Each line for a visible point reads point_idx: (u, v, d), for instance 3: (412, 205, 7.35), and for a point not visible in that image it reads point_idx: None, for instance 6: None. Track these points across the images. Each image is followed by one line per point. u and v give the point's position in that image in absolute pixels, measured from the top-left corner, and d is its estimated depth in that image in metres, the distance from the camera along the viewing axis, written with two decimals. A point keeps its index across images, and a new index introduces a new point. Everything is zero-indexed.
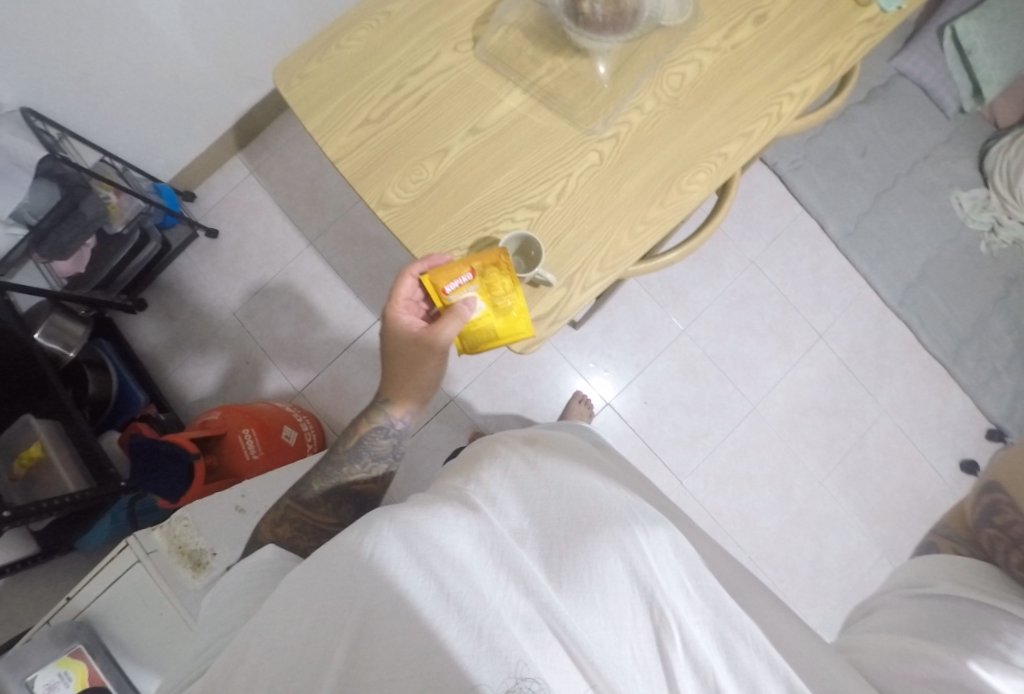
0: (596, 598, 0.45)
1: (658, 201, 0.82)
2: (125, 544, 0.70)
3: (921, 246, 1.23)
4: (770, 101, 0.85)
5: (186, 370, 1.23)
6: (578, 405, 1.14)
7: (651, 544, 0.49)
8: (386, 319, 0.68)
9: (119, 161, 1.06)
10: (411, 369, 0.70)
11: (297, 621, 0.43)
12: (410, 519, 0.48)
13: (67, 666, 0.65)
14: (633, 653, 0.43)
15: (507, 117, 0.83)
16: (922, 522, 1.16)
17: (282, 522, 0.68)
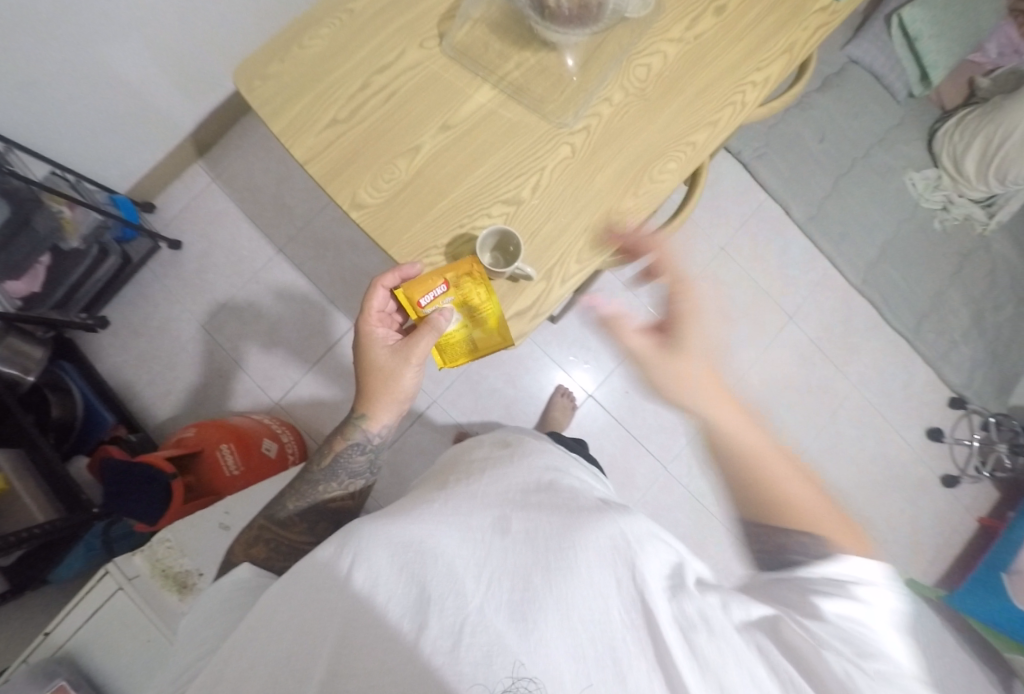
0: (581, 573, 0.44)
1: (631, 191, 0.83)
2: (106, 569, 0.68)
3: (880, 226, 1.27)
4: (734, 90, 0.87)
5: (156, 388, 1.18)
6: (561, 398, 1.17)
7: (628, 527, 0.50)
8: (359, 335, 0.70)
9: (71, 173, 1.02)
10: (385, 383, 0.69)
11: (278, 636, 0.43)
12: (389, 524, 0.48)
13: None
14: (622, 620, 0.42)
15: (477, 112, 0.83)
16: (895, 490, 1.19)
17: (256, 543, 0.64)
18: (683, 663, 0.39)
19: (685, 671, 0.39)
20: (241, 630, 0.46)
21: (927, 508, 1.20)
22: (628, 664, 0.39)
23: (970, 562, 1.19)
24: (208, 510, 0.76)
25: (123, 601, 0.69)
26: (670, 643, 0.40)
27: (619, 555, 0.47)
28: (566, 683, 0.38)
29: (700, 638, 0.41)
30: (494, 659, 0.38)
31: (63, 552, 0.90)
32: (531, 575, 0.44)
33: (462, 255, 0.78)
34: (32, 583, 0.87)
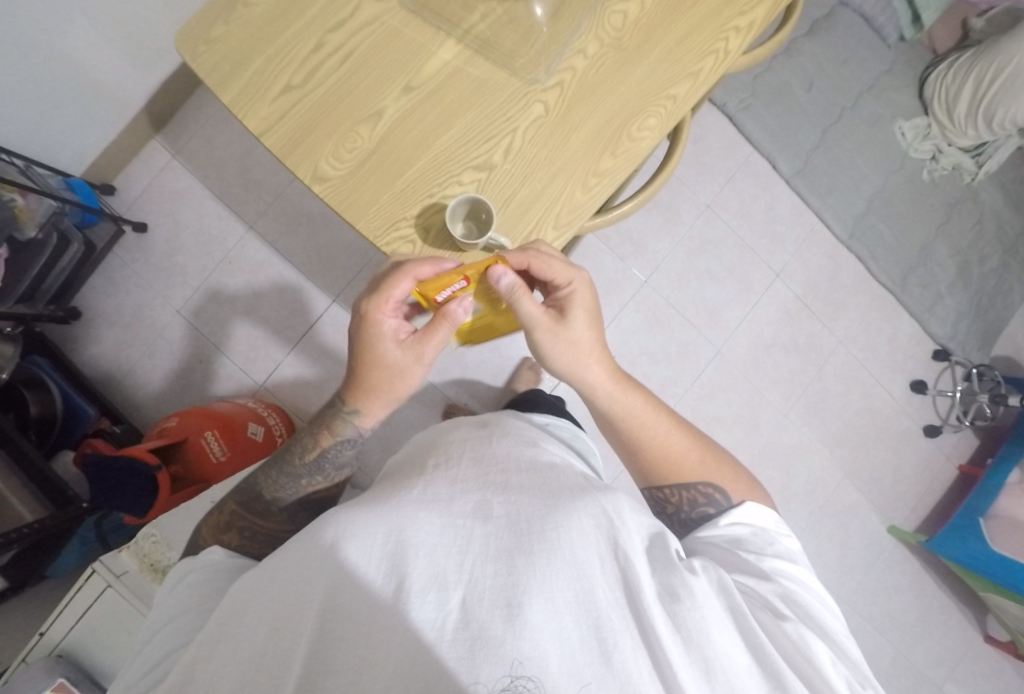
0: (568, 557, 0.44)
1: (609, 151, 0.79)
2: (91, 570, 0.66)
3: (868, 178, 1.24)
4: (716, 36, 0.83)
5: (135, 375, 1.16)
6: (528, 369, 1.17)
7: (610, 502, 0.49)
8: (364, 324, 0.62)
9: (19, 158, 0.95)
10: (384, 380, 0.64)
11: (254, 632, 0.42)
12: (363, 513, 0.46)
13: None
14: (607, 598, 0.43)
15: (443, 70, 0.78)
16: (879, 442, 1.21)
17: (228, 528, 0.62)
18: (667, 639, 0.42)
19: (669, 648, 0.42)
20: (212, 622, 0.45)
21: (910, 459, 1.22)
22: (613, 644, 0.41)
23: (950, 507, 1.22)
24: (193, 501, 0.75)
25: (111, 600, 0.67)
26: (654, 621, 0.43)
27: (602, 531, 0.46)
28: (554, 668, 0.39)
29: (682, 609, 0.44)
30: (481, 649, 0.39)
31: (57, 546, 0.89)
32: (513, 558, 0.44)
33: (433, 224, 0.75)
34: (30, 578, 0.87)
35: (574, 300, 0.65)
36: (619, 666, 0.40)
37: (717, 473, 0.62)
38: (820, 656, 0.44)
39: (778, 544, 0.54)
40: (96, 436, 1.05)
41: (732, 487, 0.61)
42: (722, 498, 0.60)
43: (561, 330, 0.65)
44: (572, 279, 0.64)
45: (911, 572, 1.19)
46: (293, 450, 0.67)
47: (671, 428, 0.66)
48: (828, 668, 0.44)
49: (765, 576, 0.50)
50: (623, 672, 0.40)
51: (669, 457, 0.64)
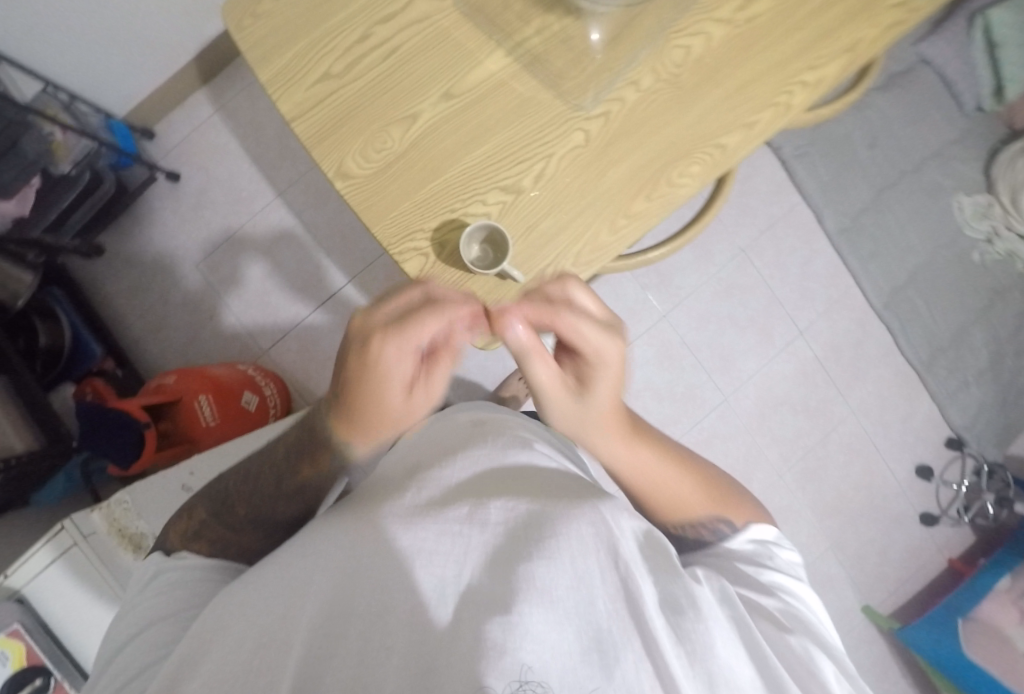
0: (566, 561, 0.41)
1: (644, 193, 0.77)
2: (60, 525, 0.64)
3: (914, 248, 1.20)
4: (780, 88, 0.78)
5: (145, 322, 1.17)
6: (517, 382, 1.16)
7: (607, 511, 0.47)
8: (370, 365, 0.46)
9: (64, 92, 0.97)
10: (386, 430, 0.51)
11: (232, 646, 0.37)
12: (345, 535, 0.44)
13: (1, 648, 0.59)
14: (606, 608, 0.40)
15: (487, 81, 0.75)
16: (871, 519, 1.18)
17: (197, 537, 0.54)
18: (671, 652, 0.40)
19: (674, 661, 0.40)
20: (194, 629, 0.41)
21: (900, 543, 1.19)
22: (615, 657, 0.38)
23: (932, 598, 1.19)
24: (171, 472, 0.75)
25: (72, 561, 0.65)
26: (657, 633, 0.41)
27: (599, 537, 0.44)
28: (556, 682, 0.35)
29: (686, 622, 0.43)
30: (485, 656, 0.34)
31: (45, 478, 0.91)
32: (511, 563, 0.41)
33: (449, 242, 0.74)
34: (15, 502, 0.88)
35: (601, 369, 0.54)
36: (621, 680, 0.37)
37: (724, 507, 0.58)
38: (824, 672, 0.45)
39: (775, 552, 0.55)
40: (99, 377, 1.07)
41: (738, 514, 0.58)
42: (728, 527, 0.56)
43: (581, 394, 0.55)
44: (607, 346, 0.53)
45: (879, 656, 1.17)
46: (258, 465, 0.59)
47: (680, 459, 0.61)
48: (831, 683, 0.44)
49: (766, 590, 0.51)
50: (626, 686, 0.36)
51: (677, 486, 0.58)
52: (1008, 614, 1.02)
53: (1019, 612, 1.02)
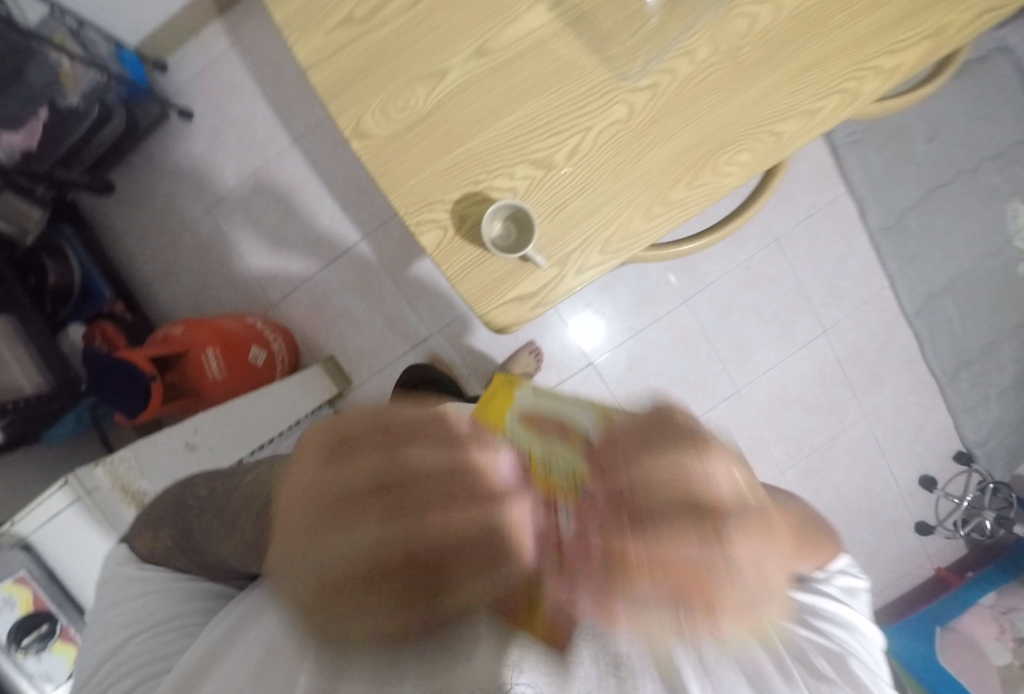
0: None
1: (685, 180, 0.71)
2: (62, 481, 0.62)
3: (957, 255, 1.14)
4: (850, 73, 0.71)
5: (156, 265, 1.16)
6: (528, 355, 1.13)
7: None
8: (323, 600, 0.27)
9: (71, 18, 0.95)
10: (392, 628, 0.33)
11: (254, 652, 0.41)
12: None
13: (10, 592, 0.62)
14: None
15: (526, 38, 0.68)
16: (867, 523, 1.18)
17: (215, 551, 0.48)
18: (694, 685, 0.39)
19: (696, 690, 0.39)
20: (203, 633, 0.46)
21: (891, 548, 1.19)
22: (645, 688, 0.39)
23: (914, 603, 1.21)
24: (175, 427, 0.74)
25: (79, 511, 0.63)
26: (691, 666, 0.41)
27: None
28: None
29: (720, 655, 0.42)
30: None
31: (53, 421, 0.89)
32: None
33: (471, 215, 0.70)
34: (28, 440, 0.89)
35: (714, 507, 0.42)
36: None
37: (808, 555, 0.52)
38: None
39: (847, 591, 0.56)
40: (108, 320, 1.05)
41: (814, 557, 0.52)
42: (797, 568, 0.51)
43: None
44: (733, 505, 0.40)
45: None
46: (231, 497, 0.50)
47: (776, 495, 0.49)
48: None
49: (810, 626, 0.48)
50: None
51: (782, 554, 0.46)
52: (987, 628, 1.05)
53: (997, 627, 1.04)
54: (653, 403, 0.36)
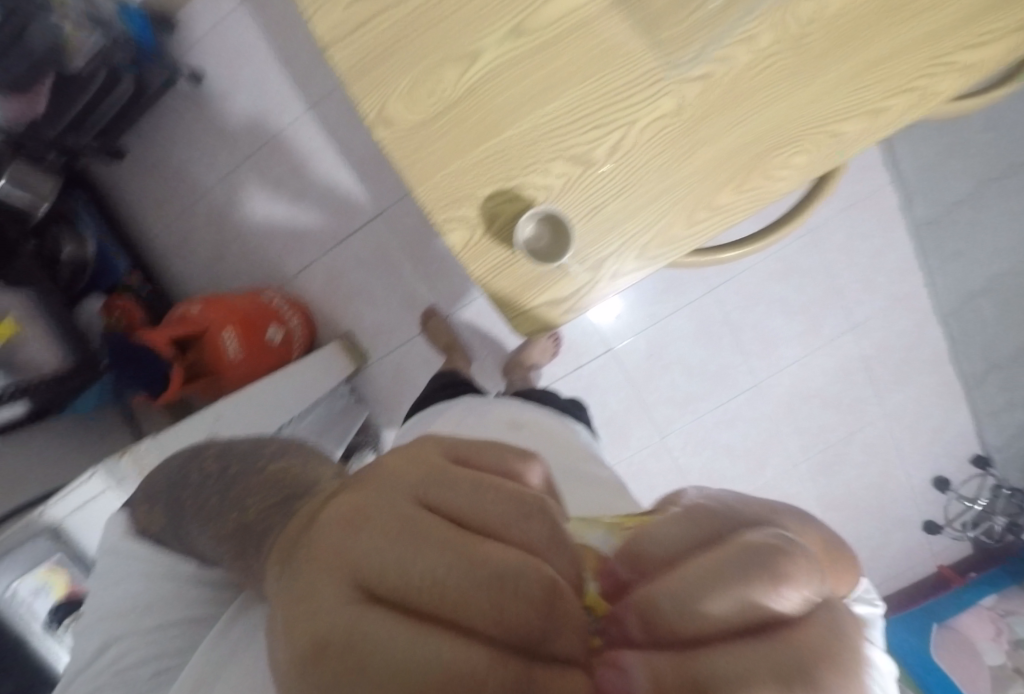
0: None
1: (733, 183, 0.66)
2: (92, 473, 0.62)
3: (1003, 254, 1.08)
4: (925, 69, 0.64)
5: (172, 236, 1.15)
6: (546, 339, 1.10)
7: None
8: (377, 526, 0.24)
9: None
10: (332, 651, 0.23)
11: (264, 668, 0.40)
12: None
13: (47, 578, 0.65)
14: None
15: (569, 17, 0.62)
16: (874, 519, 1.19)
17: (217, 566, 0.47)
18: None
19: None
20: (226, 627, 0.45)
21: (897, 542, 1.21)
22: None
23: (915, 596, 1.24)
24: (196, 418, 0.73)
25: (110, 501, 0.64)
26: None
27: None
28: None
29: None
30: None
31: (75, 395, 0.90)
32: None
33: (500, 214, 0.66)
34: (52, 412, 0.90)
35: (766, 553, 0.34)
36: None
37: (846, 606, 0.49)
38: None
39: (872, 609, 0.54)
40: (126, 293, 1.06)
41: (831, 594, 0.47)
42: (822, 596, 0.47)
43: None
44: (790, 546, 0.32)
45: None
46: (245, 482, 0.46)
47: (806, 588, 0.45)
48: None
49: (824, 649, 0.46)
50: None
51: None
52: (983, 628, 1.10)
53: (994, 629, 1.08)
54: (687, 526, 0.25)
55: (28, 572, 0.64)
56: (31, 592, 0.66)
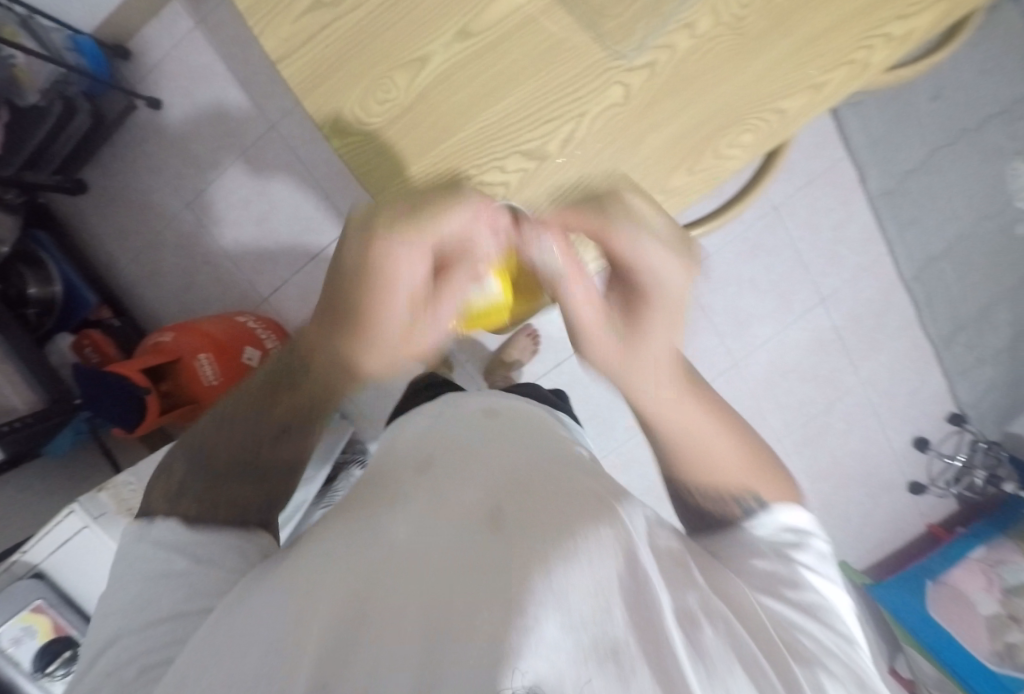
0: (570, 575, 0.35)
1: (686, 165, 0.70)
2: (70, 509, 0.66)
3: (956, 218, 1.13)
4: (859, 42, 0.67)
5: (138, 265, 1.14)
6: (525, 338, 1.11)
7: (627, 516, 0.42)
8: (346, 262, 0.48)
9: (22, 7, 0.89)
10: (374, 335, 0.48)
11: (243, 654, 0.36)
12: (355, 536, 0.42)
13: (30, 621, 0.66)
14: (622, 616, 0.34)
15: (513, 16, 0.61)
16: (862, 485, 1.21)
17: (181, 497, 0.48)
18: (684, 662, 0.34)
19: (688, 673, 0.34)
20: (209, 600, 0.43)
21: (885, 506, 1.23)
22: (630, 669, 0.32)
23: (907, 557, 1.27)
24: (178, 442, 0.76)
25: (89, 536, 0.68)
26: (675, 647, 0.35)
27: (618, 542, 0.39)
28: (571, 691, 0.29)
29: (704, 634, 0.37)
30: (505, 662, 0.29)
31: (50, 436, 0.89)
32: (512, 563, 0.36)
33: None
34: (28, 455, 0.88)
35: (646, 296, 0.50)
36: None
37: (761, 484, 0.53)
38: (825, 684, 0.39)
39: (811, 547, 0.50)
40: (96, 327, 1.05)
41: (765, 489, 0.53)
42: (757, 504, 0.52)
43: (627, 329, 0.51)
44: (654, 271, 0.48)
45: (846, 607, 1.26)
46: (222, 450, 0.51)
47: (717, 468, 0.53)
48: None
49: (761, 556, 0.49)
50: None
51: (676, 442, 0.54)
52: (975, 580, 1.12)
53: (986, 580, 1.11)
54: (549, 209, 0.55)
55: (12, 617, 0.66)
56: (15, 637, 0.67)
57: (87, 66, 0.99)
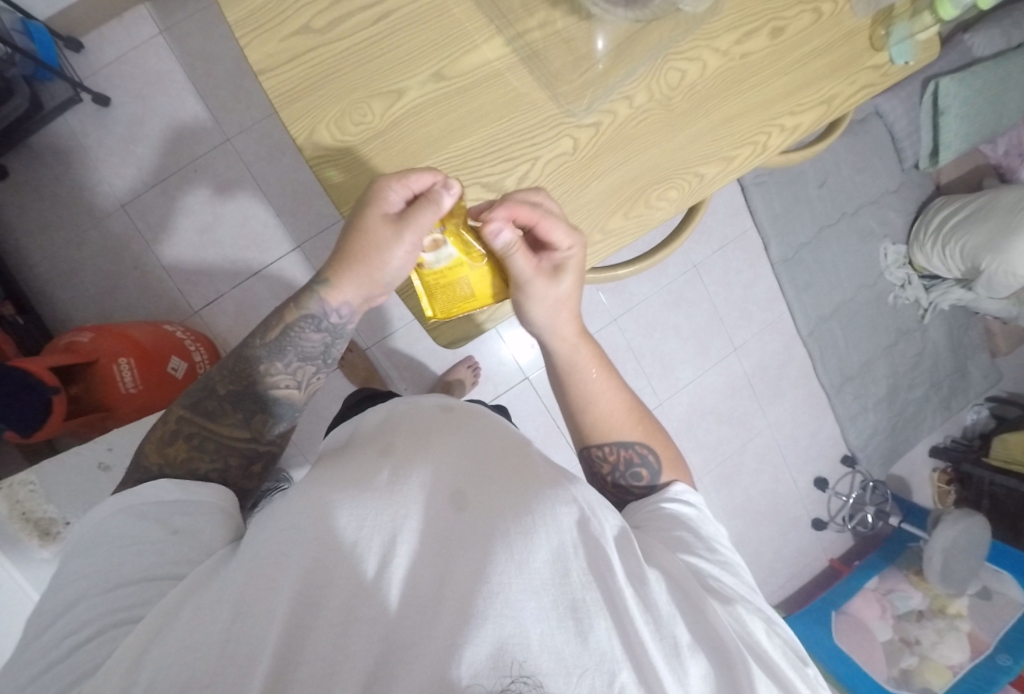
0: (534, 543, 0.40)
1: (621, 212, 0.79)
2: None
3: (842, 285, 1.32)
4: (761, 127, 0.81)
5: (59, 264, 1.09)
6: (466, 369, 1.15)
7: (580, 489, 0.46)
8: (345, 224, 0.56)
9: None
10: (362, 261, 0.54)
11: (212, 615, 0.34)
12: (319, 502, 0.40)
13: None
14: (580, 578, 0.40)
15: (482, 69, 0.71)
16: (770, 521, 1.32)
17: (174, 439, 0.50)
18: (638, 620, 0.40)
19: (641, 629, 0.40)
20: (184, 568, 0.40)
21: (792, 542, 1.34)
22: (590, 623, 0.38)
23: (812, 592, 1.38)
24: (88, 448, 0.79)
25: None
26: (627, 603, 0.40)
27: (575, 514, 0.43)
28: (536, 645, 0.36)
29: (649, 590, 0.42)
30: (467, 627, 0.35)
31: None
32: (484, 541, 0.40)
33: None
34: None
35: (570, 265, 0.61)
36: (595, 646, 0.37)
37: (659, 444, 0.61)
38: (753, 631, 0.45)
39: (712, 521, 0.54)
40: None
41: (663, 454, 0.61)
42: (655, 459, 0.60)
43: (550, 288, 0.60)
44: (572, 245, 0.60)
45: None
46: (219, 383, 0.53)
47: (627, 433, 0.61)
48: (763, 643, 0.45)
49: (666, 498, 0.56)
50: (599, 652, 0.37)
51: (596, 417, 0.62)
52: (871, 609, 1.26)
53: (880, 608, 1.25)
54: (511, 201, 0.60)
55: None
56: None
57: (36, 51, 0.96)
